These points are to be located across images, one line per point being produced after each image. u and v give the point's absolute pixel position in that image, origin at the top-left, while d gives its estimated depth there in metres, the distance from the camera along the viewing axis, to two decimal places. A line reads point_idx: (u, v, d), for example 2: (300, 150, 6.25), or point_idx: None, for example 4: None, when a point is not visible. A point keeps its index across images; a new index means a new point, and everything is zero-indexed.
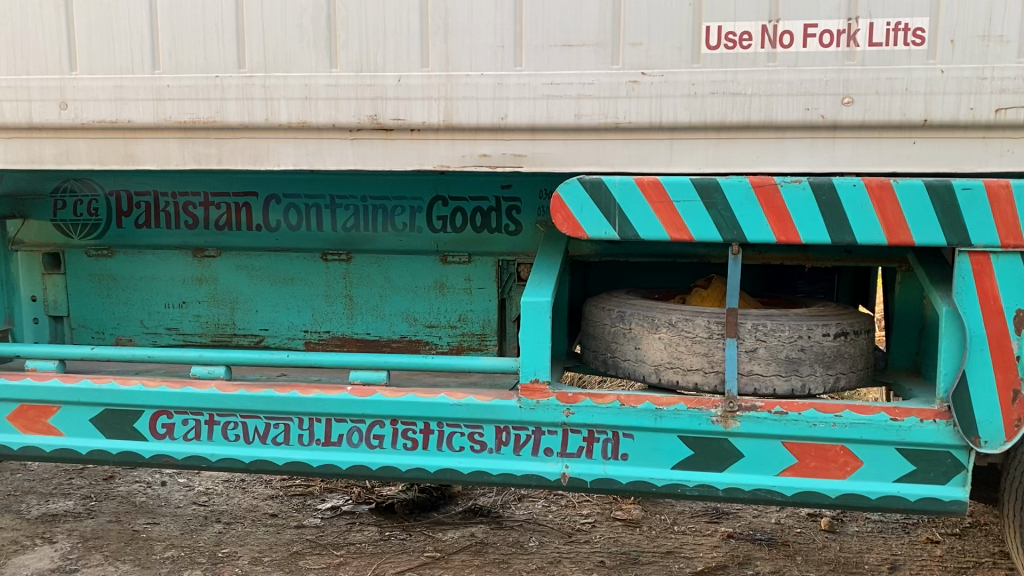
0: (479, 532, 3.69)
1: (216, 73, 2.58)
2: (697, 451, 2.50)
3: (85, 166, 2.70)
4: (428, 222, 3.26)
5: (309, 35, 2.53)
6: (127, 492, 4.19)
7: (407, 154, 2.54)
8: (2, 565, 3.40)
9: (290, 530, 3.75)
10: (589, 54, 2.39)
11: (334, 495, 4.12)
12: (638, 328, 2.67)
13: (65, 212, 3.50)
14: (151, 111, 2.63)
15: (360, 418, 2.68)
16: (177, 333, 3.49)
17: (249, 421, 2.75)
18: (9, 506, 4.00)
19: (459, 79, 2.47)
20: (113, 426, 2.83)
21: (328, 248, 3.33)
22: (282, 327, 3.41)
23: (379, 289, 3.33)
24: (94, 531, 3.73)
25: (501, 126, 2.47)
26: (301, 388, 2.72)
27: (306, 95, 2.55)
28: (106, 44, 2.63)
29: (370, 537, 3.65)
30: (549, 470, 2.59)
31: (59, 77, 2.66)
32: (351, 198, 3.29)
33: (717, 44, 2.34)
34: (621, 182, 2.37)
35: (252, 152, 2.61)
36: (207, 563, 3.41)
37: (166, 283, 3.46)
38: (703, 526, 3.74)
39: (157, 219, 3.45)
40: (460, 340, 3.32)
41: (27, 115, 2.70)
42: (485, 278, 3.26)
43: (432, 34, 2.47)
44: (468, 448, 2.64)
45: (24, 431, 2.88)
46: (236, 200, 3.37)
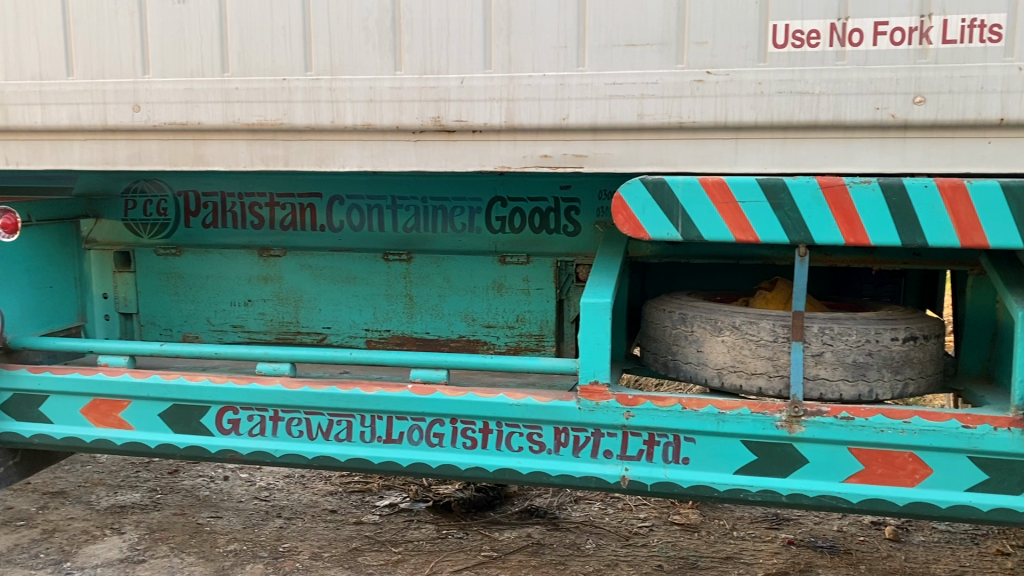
0: (535, 532, 3.69)
1: (283, 75, 2.63)
2: (760, 456, 2.46)
3: (157, 167, 2.77)
4: (487, 222, 3.27)
5: (375, 37, 2.56)
6: (191, 485, 4.29)
7: (469, 155, 2.55)
8: (74, 554, 3.51)
9: (349, 526, 3.80)
10: (653, 53, 2.38)
11: (392, 492, 4.17)
12: (701, 330, 2.65)
13: (135, 212, 3.59)
14: (220, 113, 2.68)
15: (420, 416, 2.71)
16: (241, 331, 3.57)
17: (312, 418, 2.79)
18: (80, 497, 4.13)
19: (522, 80, 2.47)
20: (181, 421, 2.90)
21: (389, 248, 3.37)
22: (343, 325, 3.46)
23: (439, 288, 3.35)
24: (160, 524, 3.83)
25: (563, 126, 2.46)
26: (363, 386, 2.76)
27: (370, 98, 2.58)
28: (177, 48, 2.70)
29: (427, 535, 3.68)
30: (609, 473, 2.58)
31: (133, 80, 2.74)
32: (411, 199, 3.32)
33: (784, 43, 2.30)
34: (685, 182, 2.35)
35: (318, 154, 2.65)
36: (268, 557, 3.48)
37: (231, 281, 3.54)
38: (763, 532, 3.69)
39: (224, 219, 3.53)
40: (519, 340, 3.32)
41: (102, 118, 2.78)
42: (544, 278, 3.25)
43: (495, 35, 2.47)
44: (527, 449, 2.64)
45: (96, 425, 2.96)
46: (300, 201, 3.43)
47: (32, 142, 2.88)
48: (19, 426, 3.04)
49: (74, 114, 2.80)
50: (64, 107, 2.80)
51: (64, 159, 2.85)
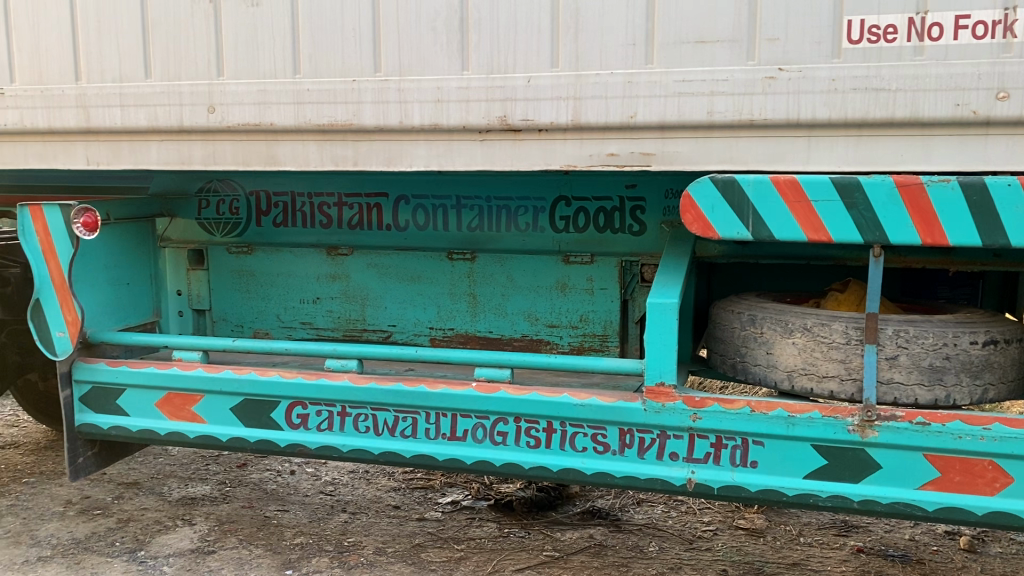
0: (598, 533, 3.67)
1: (353, 76, 2.67)
2: (831, 461, 2.41)
3: (230, 167, 2.83)
4: (551, 222, 3.27)
5: (443, 38, 2.58)
6: (258, 479, 4.38)
7: (535, 154, 2.54)
8: (147, 543, 3.62)
9: (412, 522, 3.83)
10: (724, 50, 2.35)
11: (454, 489, 4.19)
12: (771, 332, 2.61)
13: (208, 211, 3.68)
14: (292, 115, 2.74)
15: (485, 414, 2.72)
16: (310, 327, 3.63)
17: (379, 413, 2.82)
18: (153, 488, 4.25)
19: (589, 79, 2.46)
20: (251, 415, 2.96)
21: (453, 248, 3.39)
22: (408, 323, 3.49)
23: (502, 288, 3.36)
24: (229, 516, 3.91)
25: (630, 124, 2.44)
26: (428, 383, 2.78)
27: (438, 98, 2.60)
28: (251, 51, 2.76)
29: (489, 533, 3.69)
30: (674, 475, 2.55)
31: (208, 82, 2.81)
32: (476, 198, 3.34)
33: (859, 38, 2.25)
34: (756, 181, 2.31)
35: (386, 155, 2.69)
36: (334, 551, 3.53)
37: (300, 279, 3.60)
38: (831, 539, 3.61)
39: (294, 218, 3.59)
40: (582, 340, 3.30)
41: (178, 119, 2.85)
42: (608, 278, 3.23)
43: (562, 34, 2.47)
44: (591, 449, 2.62)
45: (170, 418, 3.04)
46: (368, 201, 3.47)
47: (112, 143, 2.96)
48: (97, 418, 3.14)
49: (151, 115, 2.88)
50: (142, 109, 2.88)
51: (142, 159, 2.93)
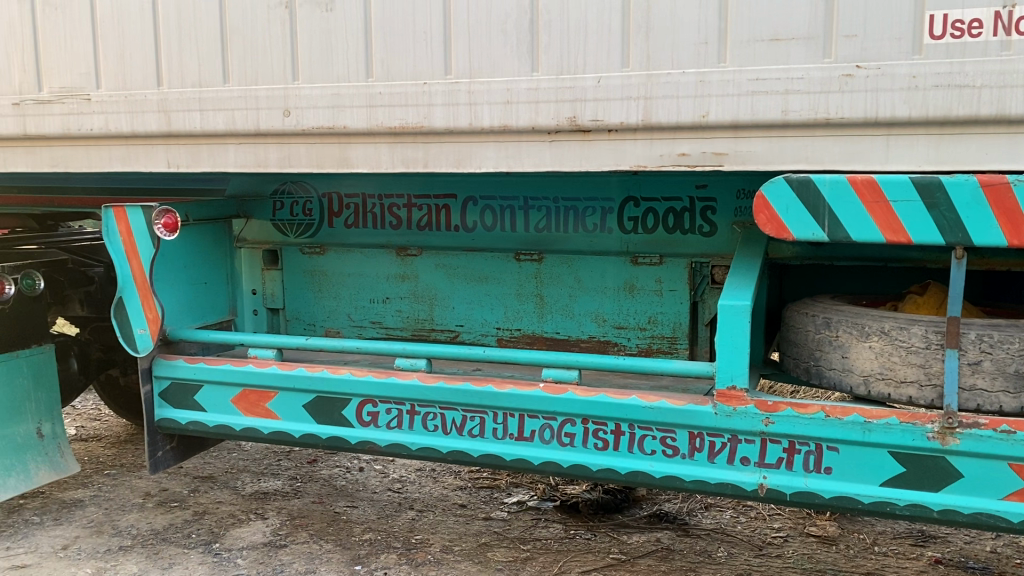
0: (665, 537, 3.64)
1: (424, 79, 2.70)
2: (909, 468, 2.34)
3: (304, 170, 2.90)
4: (619, 222, 3.25)
5: (513, 39, 2.58)
6: (328, 475, 4.46)
7: (604, 155, 2.54)
8: (222, 536, 3.72)
9: (478, 521, 3.86)
10: (800, 47, 2.30)
11: (520, 490, 4.21)
12: (847, 336, 2.55)
13: (283, 212, 3.76)
14: (364, 118, 2.78)
15: (552, 415, 2.72)
16: (379, 327, 3.68)
17: (447, 412, 2.85)
18: (227, 482, 4.36)
19: (660, 78, 2.44)
20: (323, 412, 3.01)
21: (520, 248, 3.40)
22: (476, 324, 3.52)
23: (569, 289, 3.35)
24: (300, 511, 3.99)
25: (702, 124, 2.42)
26: (496, 383, 2.79)
27: (507, 99, 2.61)
28: (325, 55, 2.81)
29: (555, 534, 3.69)
30: (746, 480, 2.51)
31: (284, 86, 2.87)
32: (543, 199, 3.34)
33: (942, 33, 2.18)
34: (832, 181, 2.27)
35: (455, 156, 2.71)
36: (402, 548, 3.57)
37: (371, 279, 3.66)
38: (907, 549, 3.51)
39: (364, 219, 3.64)
40: (651, 342, 3.27)
41: (255, 123, 2.93)
42: (677, 279, 3.20)
43: (633, 34, 2.46)
44: (660, 452, 2.60)
45: (245, 414, 3.12)
46: (436, 202, 3.50)
47: (192, 146, 3.04)
48: (176, 413, 3.24)
49: (229, 119, 2.95)
50: (220, 113, 2.96)
51: (220, 162, 3.01)
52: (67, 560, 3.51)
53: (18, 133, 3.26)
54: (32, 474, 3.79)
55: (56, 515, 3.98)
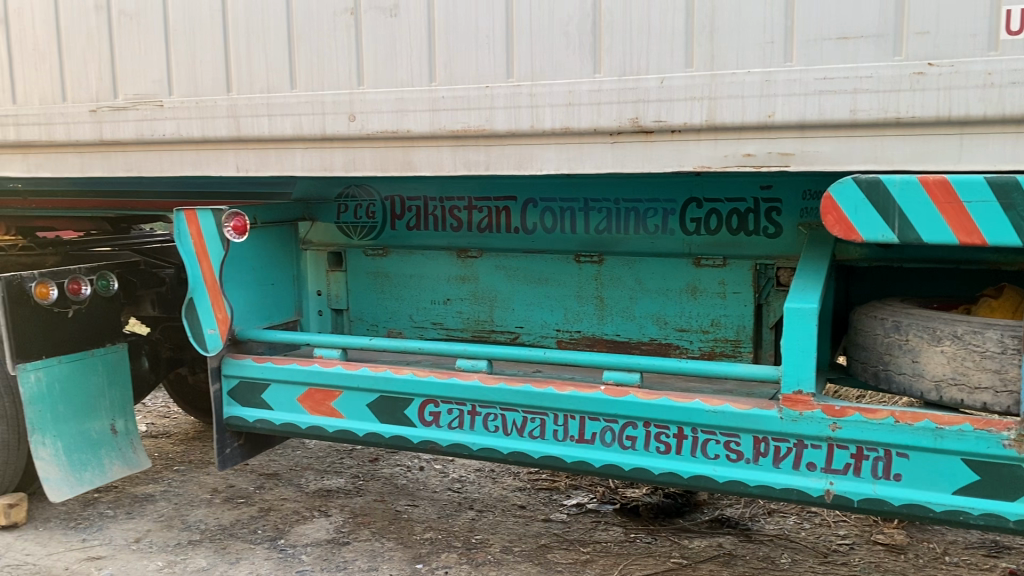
0: (727, 542, 3.60)
1: (487, 83, 2.72)
2: (983, 476, 2.27)
3: (369, 173, 2.95)
4: (682, 224, 3.23)
5: (575, 42, 2.59)
6: (389, 473, 4.51)
7: (667, 156, 2.52)
8: (287, 532, 3.79)
9: (538, 523, 3.86)
10: (868, 46, 2.25)
11: (579, 492, 4.20)
12: (917, 340, 2.49)
13: (347, 215, 3.82)
14: (427, 121, 2.81)
15: (614, 418, 2.71)
16: (440, 328, 3.72)
17: (507, 413, 2.86)
18: (292, 479, 4.45)
19: (725, 78, 2.42)
20: (386, 412, 3.05)
21: (581, 250, 3.40)
22: (536, 325, 3.52)
23: (630, 291, 3.34)
24: (363, 509, 4.05)
25: (768, 124, 2.38)
26: (557, 385, 2.80)
27: (569, 101, 2.61)
28: (390, 60, 2.85)
29: (615, 537, 3.68)
30: (812, 486, 2.47)
31: (349, 92, 2.92)
32: (604, 201, 3.33)
33: (1020, 29, 2.10)
34: (902, 181, 2.22)
35: (517, 158, 2.72)
36: (462, 548, 3.60)
37: (432, 281, 3.70)
38: (980, 560, 3.40)
39: (426, 222, 3.68)
40: (713, 345, 3.24)
41: (321, 127, 2.98)
42: (741, 281, 3.16)
43: (697, 34, 2.44)
44: (723, 457, 2.58)
45: (311, 412, 3.18)
46: (497, 204, 3.51)
47: (260, 151, 3.11)
48: (243, 411, 3.32)
49: (297, 124, 3.02)
50: (288, 118, 3.03)
51: (287, 166, 3.07)
52: (139, 552, 3.62)
53: (95, 139, 3.37)
54: (107, 468, 3.90)
55: (129, 509, 4.11)
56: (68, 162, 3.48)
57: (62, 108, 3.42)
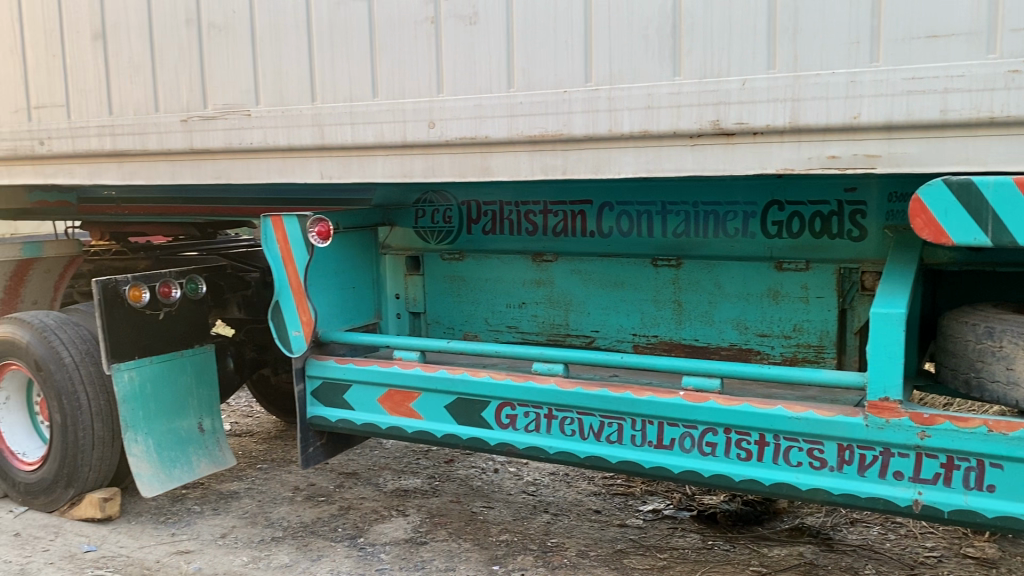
0: (808, 552, 3.53)
1: (565, 87, 2.73)
2: None
3: (448, 179, 2.99)
4: (763, 227, 3.18)
5: (655, 45, 2.58)
6: (465, 475, 4.56)
7: (749, 159, 2.49)
8: (366, 531, 3.87)
9: (613, 528, 3.85)
10: (960, 44, 2.19)
11: (655, 498, 4.17)
12: (1012, 347, 2.41)
13: (424, 220, 3.87)
14: (505, 127, 2.84)
15: (693, 424, 2.69)
16: (516, 331, 3.74)
17: (584, 418, 2.87)
18: (370, 478, 4.53)
19: (809, 79, 2.38)
20: (464, 414, 3.09)
21: (658, 254, 3.38)
22: (612, 329, 3.52)
23: (709, 295, 3.31)
24: (439, 509, 4.10)
25: (853, 125, 2.34)
26: (635, 390, 2.79)
27: (648, 104, 2.60)
28: (469, 67, 2.89)
29: (693, 544, 3.64)
30: (899, 495, 2.41)
31: (429, 99, 2.97)
32: (682, 204, 3.30)
33: None
34: (996, 182, 2.15)
35: (595, 162, 2.73)
36: (538, 550, 3.61)
37: (509, 284, 3.73)
38: None
39: (501, 226, 3.71)
40: (795, 351, 3.19)
41: (402, 135, 3.04)
42: (824, 286, 3.11)
43: (780, 35, 2.41)
44: (806, 464, 2.53)
45: (391, 413, 3.25)
46: (572, 208, 3.52)
47: (342, 158, 3.19)
48: (326, 411, 3.41)
49: (378, 132, 3.08)
50: (370, 126, 3.09)
51: (368, 172, 3.14)
52: (226, 547, 3.74)
53: (185, 148, 3.50)
54: (195, 466, 4.02)
55: (215, 505, 4.25)
56: (161, 170, 3.61)
57: (155, 119, 3.57)
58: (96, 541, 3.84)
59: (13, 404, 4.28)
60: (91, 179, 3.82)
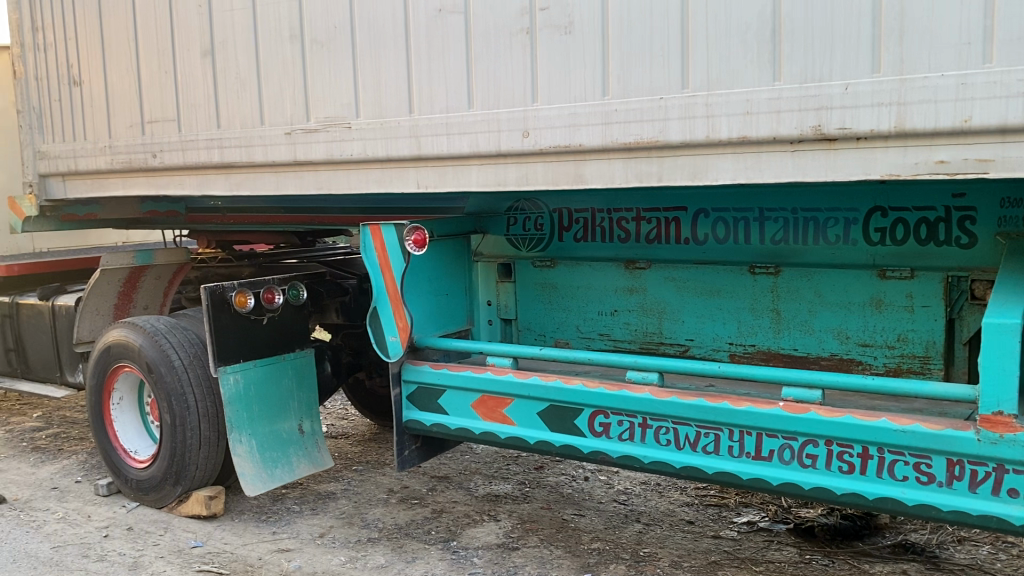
0: (912, 570, 3.41)
1: (661, 94, 2.72)
2: None
3: (542, 187, 3.01)
4: (865, 234, 3.10)
5: (753, 50, 2.55)
6: (555, 482, 4.57)
7: (852, 165, 2.43)
8: (459, 535, 3.92)
9: (707, 539, 3.80)
10: None
11: (750, 510, 4.10)
12: None
13: (516, 228, 3.90)
14: (600, 135, 2.85)
15: (792, 435, 2.64)
16: (608, 339, 3.73)
17: (680, 427, 2.85)
18: (462, 483, 4.59)
19: (916, 82, 2.31)
20: (557, 421, 3.11)
21: (755, 261, 3.33)
22: (706, 338, 3.48)
23: (808, 304, 3.25)
24: (530, 515, 4.13)
25: (963, 129, 2.26)
26: (732, 400, 2.76)
27: (747, 110, 2.57)
28: (564, 77, 2.91)
29: (790, 558, 3.57)
30: (1013, 514, 2.31)
31: (524, 109, 3.01)
32: (781, 210, 3.24)
33: None
34: None
35: (692, 169, 2.70)
36: (630, 560, 3.60)
37: (600, 292, 3.72)
38: None
39: (594, 233, 3.71)
40: (900, 362, 3.09)
41: (496, 144, 3.08)
42: (931, 295, 3.00)
43: (885, 38, 2.35)
44: (913, 479, 2.45)
45: (484, 418, 3.29)
46: (666, 215, 3.49)
47: (438, 168, 3.25)
48: (421, 415, 3.48)
49: (473, 142, 3.13)
50: (465, 136, 3.14)
51: (464, 182, 3.19)
52: (324, 547, 3.85)
53: (289, 160, 3.62)
54: (295, 466, 4.15)
55: (313, 505, 4.37)
56: (265, 181, 3.74)
57: (260, 131, 3.69)
58: (202, 537, 4.00)
59: (126, 404, 4.51)
60: (200, 190, 3.98)
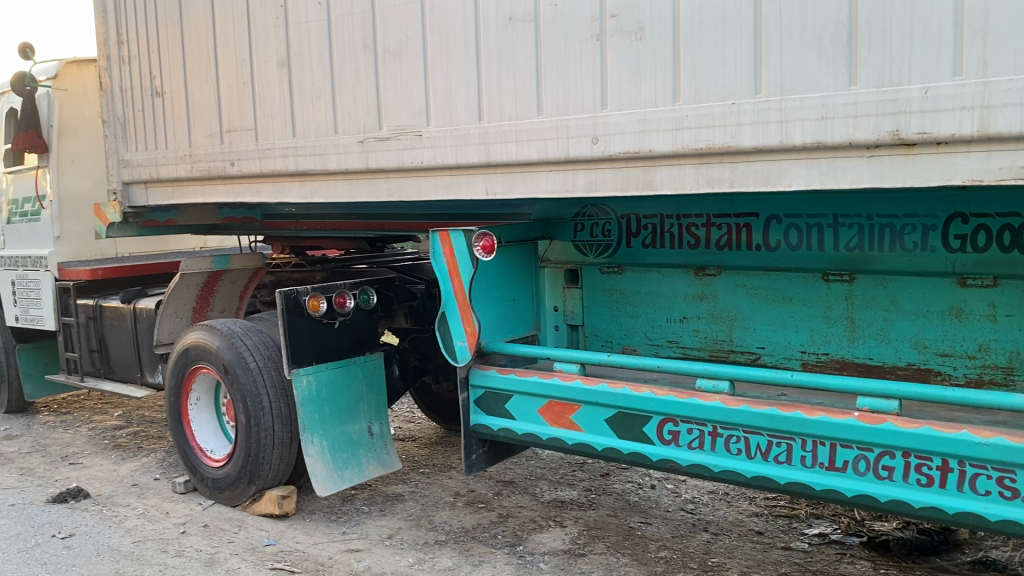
0: None
1: (733, 99, 2.70)
2: None
3: (611, 193, 3.02)
4: (944, 240, 3.00)
5: (829, 54, 2.51)
6: (622, 489, 4.55)
7: (932, 171, 2.38)
8: (525, 539, 3.93)
9: (777, 550, 3.74)
10: None
11: (821, 521, 4.02)
12: None
13: (583, 234, 3.90)
14: (670, 140, 2.84)
15: (867, 446, 2.59)
16: (677, 346, 3.71)
17: (751, 436, 2.82)
18: (528, 488, 4.61)
19: (1000, 85, 2.25)
20: (626, 428, 3.10)
21: (829, 268, 3.27)
22: (778, 346, 3.43)
23: (884, 312, 3.18)
24: (597, 522, 4.12)
25: None
26: (805, 410, 2.71)
27: (822, 115, 2.53)
28: (634, 83, 2.91)
29: (863, 572, 3.49)
30: None
31: (593, 115, 3.02)
32: (856, 217, 3.18)
33: None
34: None
35: (765, 174, 2.67)
36: (698, 569, 3.56)
37: (669, 299, 3.70)
38: None
39: (662, 239, 3.68)
40: (981, 372, 3.01)
41: (565, 151, 3.09)
42: (1015, 303, 2.91)
43: (967, 38, 2.28)
44: (995, 494, 2.38)
45: (552, 424, 3.30)
46: (737, 221, 3.45)
47: (507, 175, 3.27)
48: (489, 419, 3.51)
49: (542, 148, 3.15)
50: (535, 142, 3.17)
51: (532, 188, 3.21)
52: (392, 548, 3.90)
53: (361, 167, 3.69)
54: (365, 468, 4.22)
55: (382, 506, 4.44)
56: (338, 188, 3.82)
57: (334, 140, 3.78)
58: (275, 535, 4.10)
59: (203, 404, 4.65)
60: (276, 198, 4.08)
